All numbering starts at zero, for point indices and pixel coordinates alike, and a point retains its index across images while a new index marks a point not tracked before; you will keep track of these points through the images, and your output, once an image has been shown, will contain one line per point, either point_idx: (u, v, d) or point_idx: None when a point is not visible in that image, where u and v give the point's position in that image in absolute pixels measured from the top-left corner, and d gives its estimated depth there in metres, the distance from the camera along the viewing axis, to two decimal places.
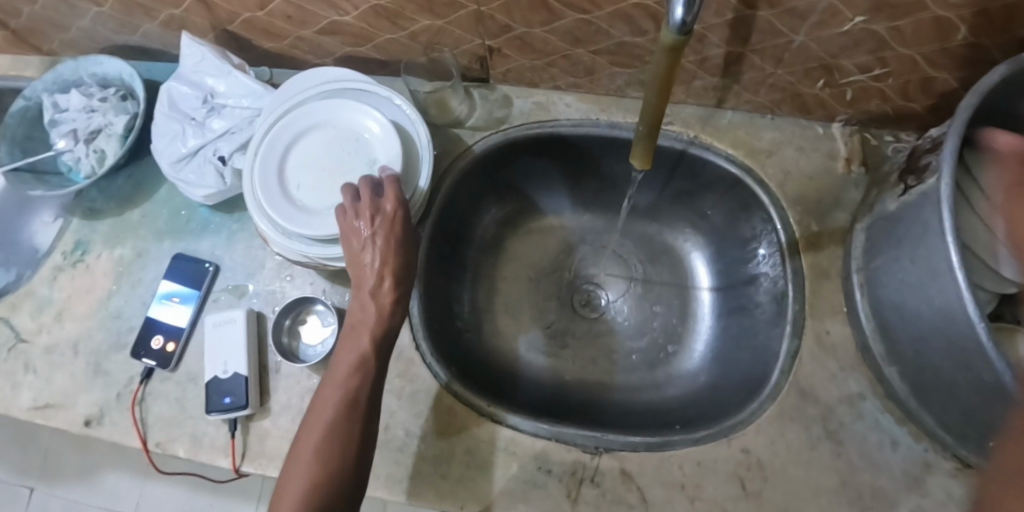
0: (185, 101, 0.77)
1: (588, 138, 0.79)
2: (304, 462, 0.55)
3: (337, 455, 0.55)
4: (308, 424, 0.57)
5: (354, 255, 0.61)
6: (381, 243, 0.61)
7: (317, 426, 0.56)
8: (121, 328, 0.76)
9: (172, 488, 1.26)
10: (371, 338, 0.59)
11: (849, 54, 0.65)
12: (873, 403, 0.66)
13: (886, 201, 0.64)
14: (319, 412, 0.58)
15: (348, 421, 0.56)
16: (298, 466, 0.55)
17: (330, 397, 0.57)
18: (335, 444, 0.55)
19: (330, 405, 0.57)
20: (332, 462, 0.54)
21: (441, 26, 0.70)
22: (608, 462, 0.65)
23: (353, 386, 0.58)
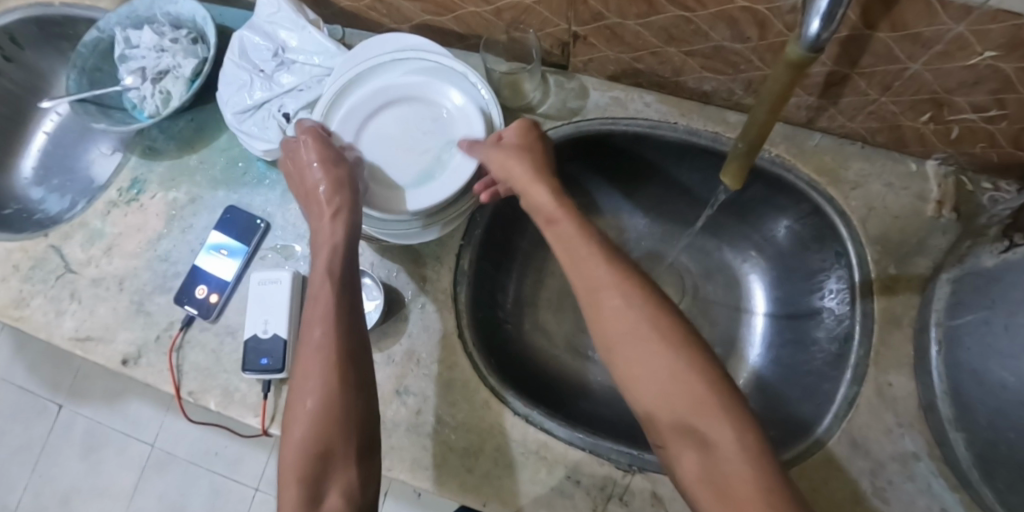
0: (256, 51, 0.75)
1: (663, 142, 0.75)
2: (297, 421, 0.53)
3: (332, 401, 0.53)
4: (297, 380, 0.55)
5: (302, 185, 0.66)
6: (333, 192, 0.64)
7: (304, 379, 0.54)
8: (167, 272, 0.75)
9: (192, 421, 1.30)
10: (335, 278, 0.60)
11: (967, 91, 0.60)
12: (928, 465, 0.63)
13: (981, 255, 0.59)
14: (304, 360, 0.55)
15: (328, 365, 0.54)
16: (291, 430, 0.53)
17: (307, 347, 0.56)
18: (320, 393, 0.53)
19: (309, 353, 0.55)
20: (326, 410, 0.53)
21: (530, 6, 0.67)
22: (639, 482, 0.63)
23: (336, 331, 0.56)
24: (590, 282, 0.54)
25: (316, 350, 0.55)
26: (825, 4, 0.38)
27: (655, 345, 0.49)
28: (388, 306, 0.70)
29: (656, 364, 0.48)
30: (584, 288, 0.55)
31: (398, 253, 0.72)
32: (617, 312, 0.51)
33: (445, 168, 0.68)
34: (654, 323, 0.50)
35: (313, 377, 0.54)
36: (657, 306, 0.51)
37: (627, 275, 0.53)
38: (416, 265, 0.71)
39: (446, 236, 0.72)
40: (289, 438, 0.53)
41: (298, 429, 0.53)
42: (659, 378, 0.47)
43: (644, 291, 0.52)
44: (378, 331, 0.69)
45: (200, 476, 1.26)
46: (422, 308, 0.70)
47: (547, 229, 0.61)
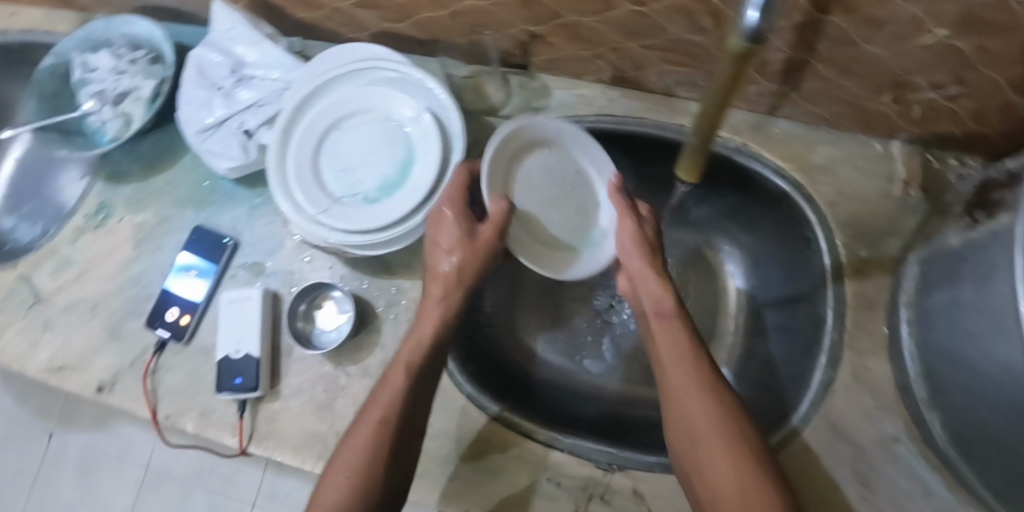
0: (214, 69, 0.74)
1: (627, 138, 0.75)
2: (335, 485, 0.50)
3: (379, 475, 0.51)
4: (349, 440, 0.52)
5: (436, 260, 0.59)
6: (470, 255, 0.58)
7: (355, 443, 0.51)
8: (139, 295, 0.74)
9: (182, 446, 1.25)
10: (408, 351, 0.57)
11: (925, 71, 0.60)
12: (907, 447, 0.63)
13: (947, 234, 0.59)
14: (366, 423, 0.52)
15: (386, 440, 0.51)
16: (324, 489, 0.50)
17: (371, 415, 0.53)
18: (377, 463, 0.51)
19: (370, 420, 0.53)
20: (372, 481, 0.50)
21: (486, 9, 0.66)
22: (619, 480, 0.63)
23: (404, 403, 0.54)
24: (692, 366, 0.54)
25: (387, 421, 0.52)
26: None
27: (731, 446, 0.49)
28: (359, 318, 0.69)
29: (731, 462, 0.48)
30: (672, 383, 0.54)
31: (368, 264, 0.71)
32: (704, 414, 0.51)
33: (409, 176, 0.66)
34: (737, 419, 0.51)
35: (363, 443, 0.51)
36: (737, 412, 0.52)
37: (713, 376, 0.54)
38: (387, 274, 0.71)
39: (415, 244, 0.72)
40: (324, 483, 0.51)
41: (333, 490, 0.50)
42: (736, 478, 0.47)
43: (723, 392, 0.53)
44: (352, 343, 0.69)
45: (195, 494, 1.23)
46: (395, 318, 0.69)
47: (654, 322, 0.59)
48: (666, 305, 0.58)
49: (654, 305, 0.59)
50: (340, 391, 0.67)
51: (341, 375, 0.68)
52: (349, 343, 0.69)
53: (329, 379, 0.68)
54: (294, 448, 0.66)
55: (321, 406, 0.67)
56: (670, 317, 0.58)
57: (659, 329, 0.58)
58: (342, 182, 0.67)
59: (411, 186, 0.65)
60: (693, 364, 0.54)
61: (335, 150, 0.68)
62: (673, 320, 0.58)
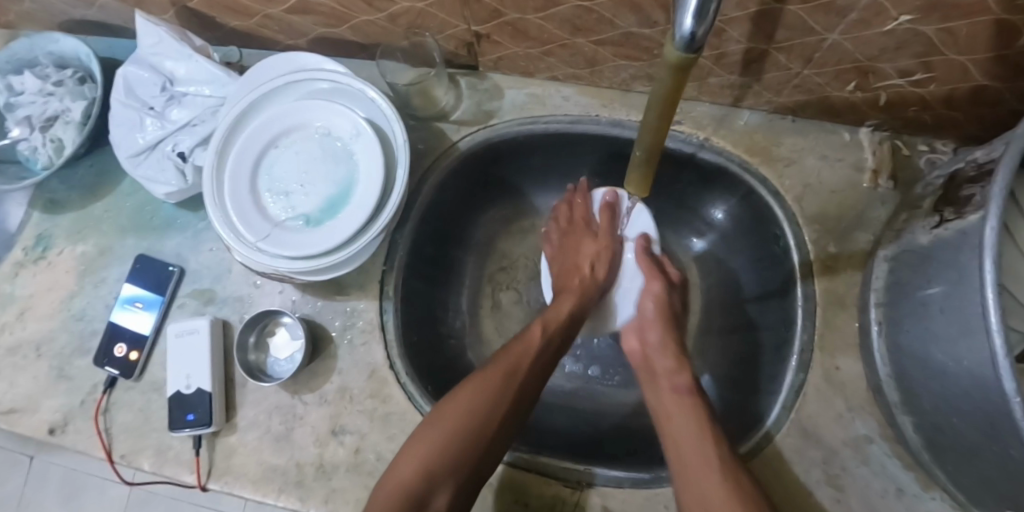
0: (143, 87, 0.70)
1: (585, 138, 0.72)
2: (425, 445, 0.53)
3: (456, 460, 0.52)
4: (452, 406, 0.55)
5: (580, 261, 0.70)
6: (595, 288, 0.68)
7: (456, 415, 0.54)
8: (85, 331, 0.71)
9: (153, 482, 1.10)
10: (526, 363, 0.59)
11: (889, 57, 0.56)
12: (881, 447, 0.61)
13: (916, 230, 0.56)
14: (462, 399, 0.56)
15: (482, 422, 0.54)
16: (414, 446, 0.54)
17: (474, 398, 0.55)
18: (461, 448, 0.53)
19: (473, 409, 0.55)
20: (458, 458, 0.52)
21: (423, 9, 0.62)
22: (589, 498, 0.61)
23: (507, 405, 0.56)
24: (681, 416, 0.57)
25: (469, 415, 0.54)
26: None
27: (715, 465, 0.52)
28: (313, 343, 0.67)
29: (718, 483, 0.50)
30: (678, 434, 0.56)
31: (320, 287, 0.69)
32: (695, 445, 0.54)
33: (354, 193, 0.62)
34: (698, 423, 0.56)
35: (460, 418, 0.54)
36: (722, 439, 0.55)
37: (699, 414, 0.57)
38: (340, 296, 0.68)
39: (367, 263, 0.69)
40: (414, 441, 0.54)
41: (424, 447, 0.53)
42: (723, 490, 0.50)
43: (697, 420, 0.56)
44: (307, 370, 0.66)
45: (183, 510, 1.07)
46: (350, 342, 0.67)
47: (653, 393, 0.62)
48: (683, 382, 0.61)
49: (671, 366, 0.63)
50: (297, 421, 0.65)
51: (298, 404, 0.65)
52: (304, 371, 0.66)
53: (286, 409, 0.65)
54: (253, 483, 0.63)
55: (278, 438, 0.64)
56: (687, 392, 0.60)
57: (673, 400, 0.60)
58: (285, 204, 0.63)
59: (355, 207, 0.61)
60: (700, 435, 0.55)
61: (276, 169, 0.64)
62: (690, 394, 0.60)
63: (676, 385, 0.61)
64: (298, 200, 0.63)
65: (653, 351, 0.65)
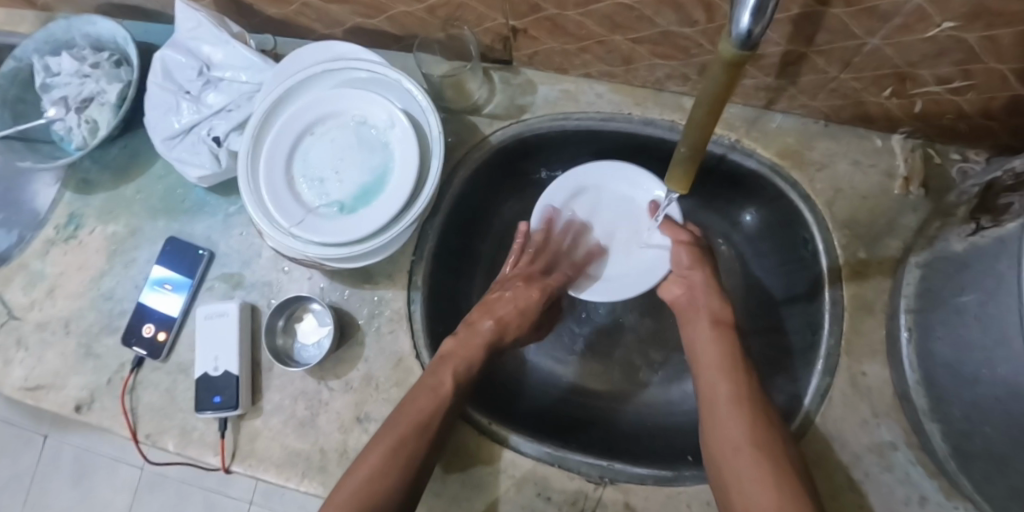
0: (180, 71, 0.70)
1: (617, 135, 0.72)
2: (364, 472, 0.53)
3: (397, 479, 0.53)
4: (386, 431, 0.56)
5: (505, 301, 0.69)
6: (512, 308, 0.68)
7: (392, 437, 0.55)
8: (113, 310, 0.72)
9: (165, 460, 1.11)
10: (458, 368, 0.61)
11: (929, 64, 0.56)
12: (905, 455, 0.61)
13: (950, 238, 0.56)
14: (399, 421, 0.57)
15: (416, 432, 0.56)
16: (352, 477, 0.53)
17: (409, 414, 0.57)
18: (399, 465, 0.53)
19: (411, 421, 0.56)
20: (393, 484, 0.52)
21: (462, 2, 0.62)
22: (611, 494, 0.61)
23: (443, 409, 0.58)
24: (713, 359, 0.61)
25: (411, 421, 0.56)
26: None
27: (738, 410, 0.57)
28: (341, 330, 0.67)
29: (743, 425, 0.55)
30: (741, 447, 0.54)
31: (348, 275, 0.69)
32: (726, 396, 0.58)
33: (387, 183, 0.62)
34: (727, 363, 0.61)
35: (396, 435, 0.55)
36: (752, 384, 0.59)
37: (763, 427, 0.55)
38: (368, 284, 0.68)
39: (396, 253, 0.69)
40: (353, 470, 0.54)
41: (363, 473, 0.53)
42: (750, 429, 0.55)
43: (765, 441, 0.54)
44: (333, 357, 0.67)
45: (194, 492, 1.07)
46: (377, 331, 0.67)
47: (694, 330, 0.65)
48: (724, 317, 0.64)
49: (734, 388, 0.58)
50: (321, 407, 0.65)
51: (323, 390, 0.66)
52: (330, 358, 0.66)
53: (311, 394, 0.66)
54: (276, 466, 0.64)
55: (302, 423, 0.65)
56: (722, 328, 0.64)
57: (710, 337, 0.63)
58: (318, 191, 0.63)
59: (389, 195, 0.61)
60: (728, 375, 0.60)
61: (310, 156, 0.65)
62: (728, 330, 0.64)
63: (716, 319, 0.64)
64: (332, 187, 0.63)
65: (702, 333, 0.64)
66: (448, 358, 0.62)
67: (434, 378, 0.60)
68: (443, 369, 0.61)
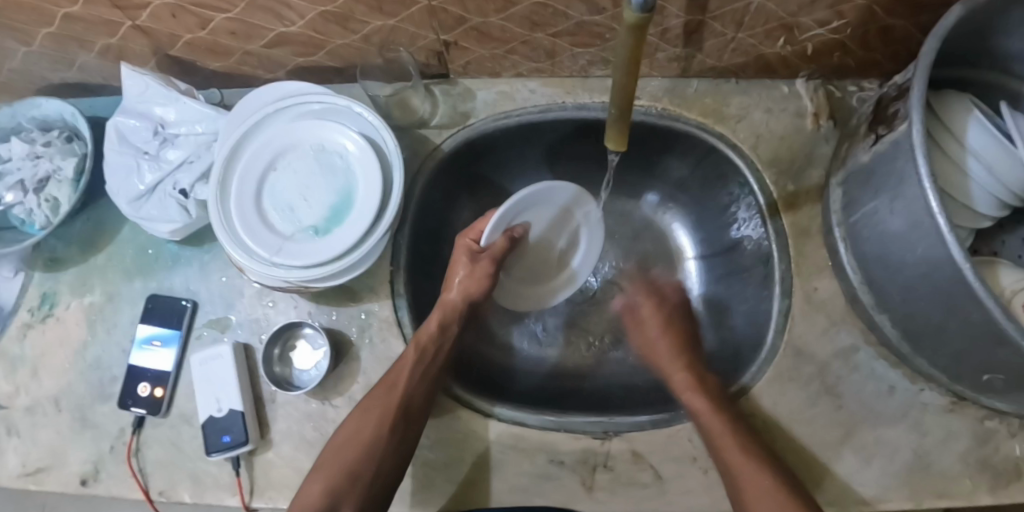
0: (135, 134, 0.73)
1: (557, 124, 0.78)
2: (344, 454, 0.59)
3: (376, 458, 0.59)
4: (363, 410, 0.61)
5: (456, 274, 0.70)
6: (467, 290, 0.69)
7: (370, 421, 0.60)
8: (104, 378, 0.72)
9: None
10: (428, 352, 0.65)
11: (808, 11, 0.64)
12: (867, 353, 0.68)
13: (858, 153, 0.64)
14: (376, 391, 0.62)
15: (390, 417, 0.60)
16: (332, 455, 0.60)
17: (383, 399, 0.61)
18: (380, 448, 0.59)
19: (386, 407, 0.61)
20: (372, 453, 0.59)
21: (395, 26, 0.68)
22: (617, 445, 0.66)
23: (416, 389, 0.63)
24: (686, 378, 0.67)
25: (386, 397, 0.62)
26: None
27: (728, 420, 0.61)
28: (335, 349, 0.70)
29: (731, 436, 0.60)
30: (731, 458, 0.59)
31: (332, 296, 0.72)
32: (705, 408, 0.63)
33: (355, 199, 0.66)
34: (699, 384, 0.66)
35: (372, 415, 0.61)
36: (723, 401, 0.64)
37: (747, 441, 0.60)
38: (353, 301, 0.71)
39: (374, 266, 0.72)
40: (333, 449, 0.60)
41: (344, 451, 0.59)
42: (740, 448, 0.59)
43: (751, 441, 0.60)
44: (332, 376, 0.69)
45: None
46: (370, 342, 0.70)
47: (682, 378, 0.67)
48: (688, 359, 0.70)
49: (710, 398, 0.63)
50: (330, 426, 0.67)
51: (328, 409, 0.68)
52: (329, 377, 0.69)
53: (317, 415, 0.68)
54: None
55: (315, 444, 0.67)
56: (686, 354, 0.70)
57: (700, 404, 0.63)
58: (291, 220, 0.67)
59: (359, 211, 0.65)
60: (697, 390, 0.65)
61: (277, 189, 0.68)
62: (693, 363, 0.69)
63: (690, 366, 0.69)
64: (304, 214, 0.67)
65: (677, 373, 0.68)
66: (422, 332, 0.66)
67: (408, 361, 0.64)
68: (415, 348, 0.65)
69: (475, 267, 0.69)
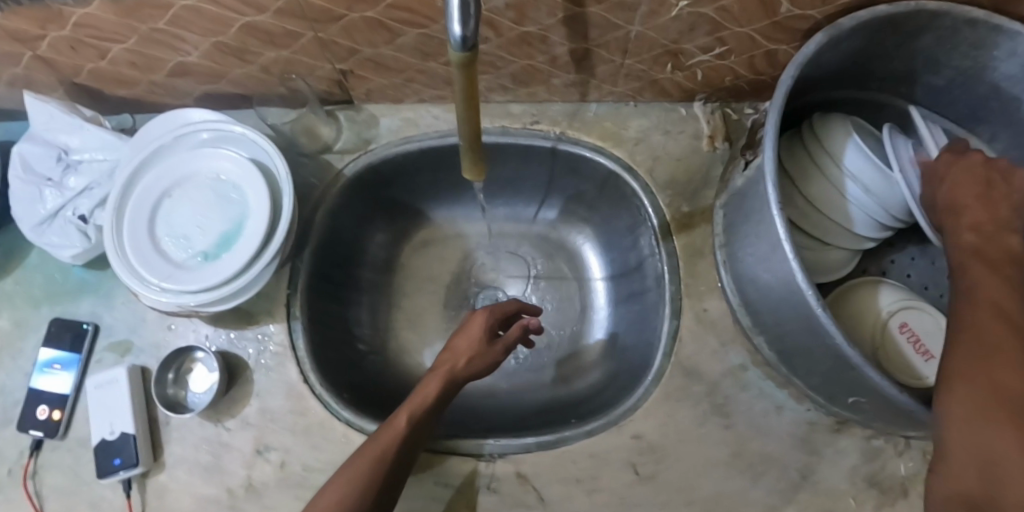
0: (39, 161, 0.74)
1: (457, 149, 0.79)
2: None
3: None
4: (349, 474, 0.54)
5: (465, 340, 0.64)
6: (476, 359, 0.64)
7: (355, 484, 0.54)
8: (7, 403, 0.73)
9: None
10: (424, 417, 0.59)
11: (688, 38, 0.66)
12: (755, 372, 0.69)
13: (734, 178, 0.65)
14: (360, 462, 0.55)
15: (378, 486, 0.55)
16: None
17: (373, 461, 0.55)
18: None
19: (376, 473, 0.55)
20: None
21: (289, 57, 0.69)
22: (502, 467, 0.66)
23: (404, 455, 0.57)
24: None
25: (376, 464, 0.55)
26: (457, 9, 0.40)
27: None
28: (229, 372, 0.71)
29: None
30: None
31: (232, 319, 0.73)
32: None
33: (246, 225, 0.68)
34: None
35: (359, 479, 0.54)
36: None
37: None
38: (251, 324, 0.72)
39: (272, 289, 0.73)
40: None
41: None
42: None
43: None
44: (227, 399, 0.70)
45: None
46: (265, 366, 0.71)
47: None
48: None
49: None
50: (222, 450, 0.68)
51: (222, 432, 0.69)
52: (224, 400, 0.70)
53: (211, 438, 0.69)
54: None
55: (207, 467, 0.68)
56: None
57: None
58: (184, 246, 0.68)
59: (248, 237, 0.66)
60: None
61: (173, 216, 0.70)
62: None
63: None
64: (197, 240, 0.68)
65: None
66: (417, 398, 0.60)
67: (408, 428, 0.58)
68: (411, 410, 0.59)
69: (487, 349, 0.64)
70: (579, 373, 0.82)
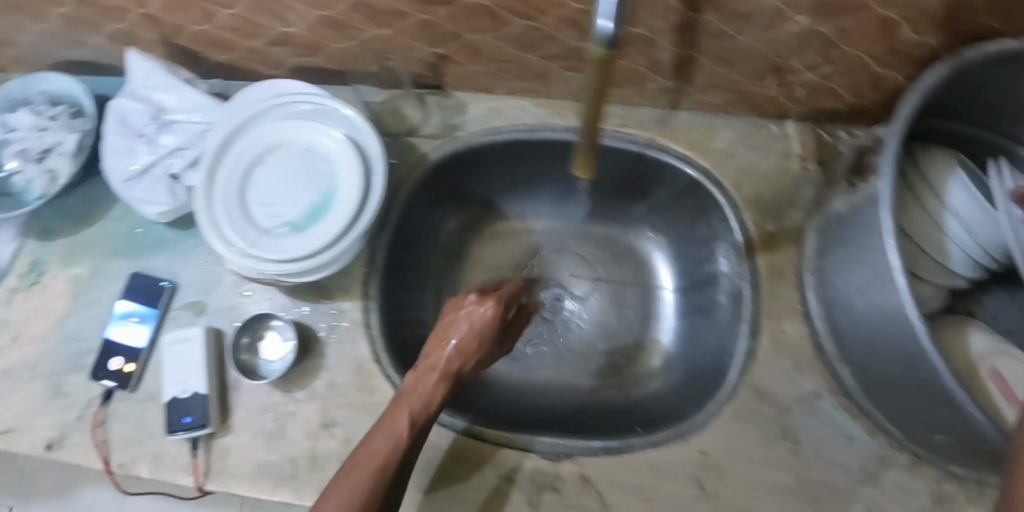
0: (136, 117, 0.76)
1: (542, 144, 0.79)
2: None
3: None
4: (356, 469, 0.54)
5: (459, 326, 0.64)
6: (474, 343, 0.63)
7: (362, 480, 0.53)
8: (80, 349, 0.74)
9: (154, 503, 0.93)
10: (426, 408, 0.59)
11: (798, 55, 0.65)
12: (830, 401, 0.67)
13: (837, 201, 0.64)
14: (363, 460, 0.55)
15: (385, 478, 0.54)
16: None
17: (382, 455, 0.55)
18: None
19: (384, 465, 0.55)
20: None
21: (390, 36, 0.69)
22: (567, 467, 0.66)
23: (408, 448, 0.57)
24: None
25: (381, 457, 0.55)
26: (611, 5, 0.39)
27: None
28: (303, 344, 0.71)
29: None
30: None
31: (307, 291, 0.74)
32: None
33: (335, 200, 0.68)
34: None
35: (364, 474, 0.54)
36: None
37: None
38: (326, 299, 0.73)
39: (349, 265, 0.74)
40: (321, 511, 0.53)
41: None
42: None
43: None
44: (296, 370, 0.70)
45: None
46: (337, 341, 0.71)
47: None
48: None
49: None
50: (286, 420, 0.68)
51: (289, 401, 0.69)
52: (293, 370, 0.70)
53: (277, 406, 0.69)
54: (250, 480, 0.66)
55: (271, 435, 0.68)
56: None
57: None
58: (272, 214, 0.69)
59: (337, 211, 0.67)
60: None
61: (262, 184, 0.70)
62: None
63: None
64: (285, 209, 0.69)
65: None
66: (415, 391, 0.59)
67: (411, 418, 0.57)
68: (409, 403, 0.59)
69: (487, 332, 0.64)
70: (639, 382, 0.82)
